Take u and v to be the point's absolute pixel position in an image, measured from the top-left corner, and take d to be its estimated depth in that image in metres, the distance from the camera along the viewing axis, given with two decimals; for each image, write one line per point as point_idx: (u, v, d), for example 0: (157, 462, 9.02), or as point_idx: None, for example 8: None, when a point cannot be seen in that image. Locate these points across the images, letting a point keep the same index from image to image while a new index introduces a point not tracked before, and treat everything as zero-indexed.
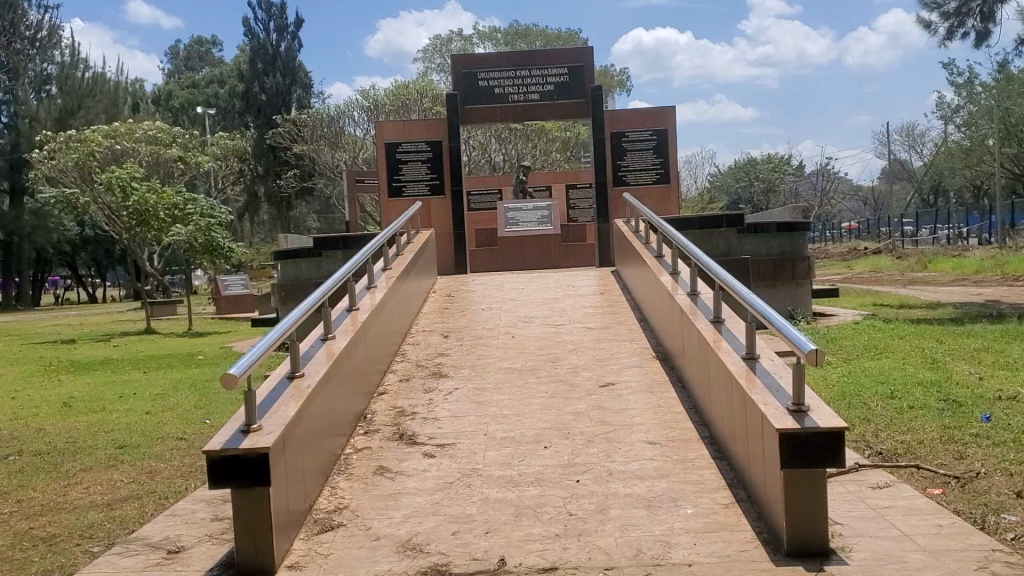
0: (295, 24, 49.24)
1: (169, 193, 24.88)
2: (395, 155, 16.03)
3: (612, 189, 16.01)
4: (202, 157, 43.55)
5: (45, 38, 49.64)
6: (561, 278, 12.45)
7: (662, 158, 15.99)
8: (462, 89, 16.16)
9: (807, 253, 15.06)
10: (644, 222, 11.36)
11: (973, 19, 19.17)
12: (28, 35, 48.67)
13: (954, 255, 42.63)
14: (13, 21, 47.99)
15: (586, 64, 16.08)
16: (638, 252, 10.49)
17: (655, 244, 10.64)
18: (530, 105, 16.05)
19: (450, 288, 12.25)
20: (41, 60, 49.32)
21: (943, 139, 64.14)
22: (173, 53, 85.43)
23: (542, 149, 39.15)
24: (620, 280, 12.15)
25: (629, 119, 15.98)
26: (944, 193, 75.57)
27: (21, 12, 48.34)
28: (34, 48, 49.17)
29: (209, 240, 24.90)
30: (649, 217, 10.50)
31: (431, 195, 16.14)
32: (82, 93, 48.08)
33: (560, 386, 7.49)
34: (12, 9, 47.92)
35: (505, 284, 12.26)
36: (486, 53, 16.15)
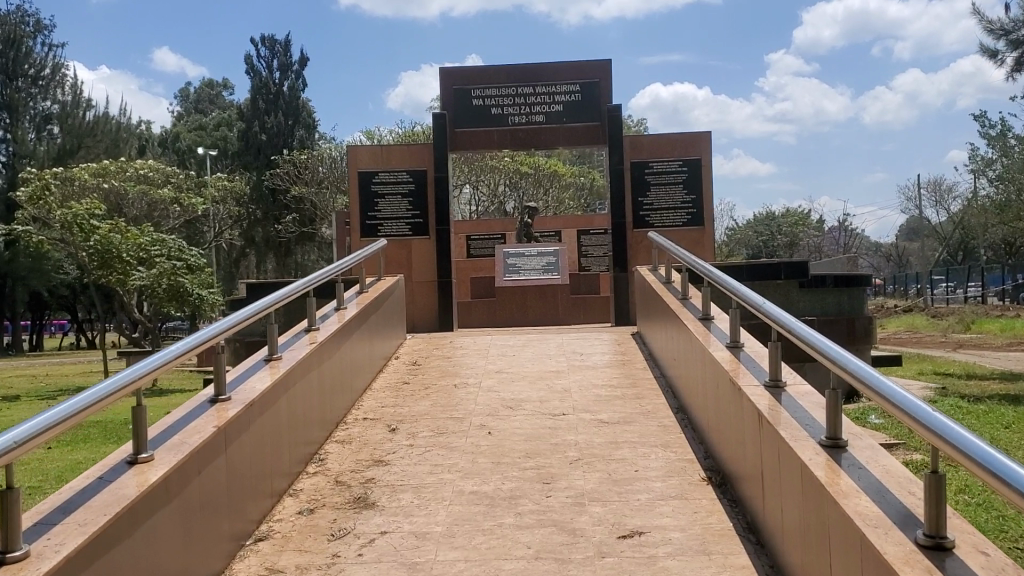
0: (300, 62, 47.05)
1: (134, 232, 22.14)
2: (371, 186, 13.26)
3: (632, 231, 13.12)
4: (198, 200, 41.18)
5: (49, 76, 47.21)
6: (568, 341, 9.52)
7: (693, 194, 13.14)
8: (452, 109, 13.40)
9: (868, 311, 12.05)
10: (683, 270, 8.37)
11: None
12: (31, 73, 46.32)
13: (998, 316, 39.40)
14: (14, 58, 45.58)
15: (603, 79, 13.29)
16: (678, 311, 7.47)
17: (699, 301, 7.64)
18: (535, 130, 13.29)
19: (420, 352, 9.31)
20: (43, 99, 46.95)
21: (973, 196, 61.28)
22: (181, 96, 83.45)
23: (554, 196, 36.52)
24: (644, 346, 9.16)
25: (653, 146, 13.18)
26: (973, 252, 72.46)
27: (25, 49, 46.07)
28: (35, 87, 46.61)
29: (173, 286, 22.09)
30: (700, 265, 7.50)
31: (412, 235, 13.29)
32: (81, 133, 45.69)
33: (555, 537, 4.51)
34: (14, 45, 45.71)
35: (494, 347, 9.32)
36: (483, 67, 13.43)
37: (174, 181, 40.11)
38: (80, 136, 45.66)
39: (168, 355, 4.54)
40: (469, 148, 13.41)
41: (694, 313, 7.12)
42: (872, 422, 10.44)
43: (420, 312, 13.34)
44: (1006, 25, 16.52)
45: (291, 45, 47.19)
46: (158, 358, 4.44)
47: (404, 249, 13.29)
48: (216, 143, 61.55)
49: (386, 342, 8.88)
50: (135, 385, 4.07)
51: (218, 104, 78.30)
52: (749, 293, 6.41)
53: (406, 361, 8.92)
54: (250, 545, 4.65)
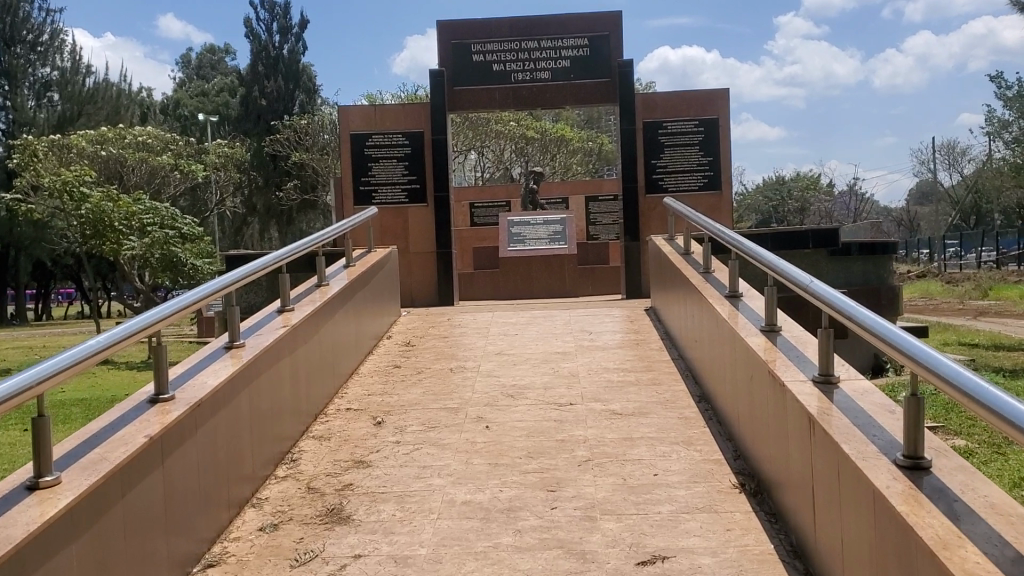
0: (300, 25, 45.93)
1: (125, 200, 21.32)
2: (364, 149, 12.44)
3: (645, 197, 12.29)
4: (198, 167, 40.31)
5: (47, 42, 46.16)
6: (576, 317, 8.72)
7: (710, 156, 12.27)
8: (450, 66, 12.53)
9: (895, 281, 11.25)
10: (706, 240, 7.52)
11: None
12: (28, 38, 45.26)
13: (1016, 283, 38.49)
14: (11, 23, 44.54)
15: (613, 32, 12.38)
16: (702, 285, 6.63)
17: (725, 275, 6.79)
18: (539, 87, 12.41)
19: (415, 330, 8.54)
20: (41, 65, 45.90)
21: (988, 159, 59.99)
22: (183, 62, 82.15)
23: (562, 161, 35.60)
24: (660, 323, 8.35)
25: (667, 106, 12.31)
26: (986, 217, 71.21)
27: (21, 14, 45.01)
28: (33, 53, 45.49)
29: (167, 255, 21.28)
30: (729, 235, 6.65)
31: (408, 202, 12.49)
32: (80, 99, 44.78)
33: (560, 562, 3.77)
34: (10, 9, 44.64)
35: (496, 324, 8.54)
36: (484, 20, 12.52)
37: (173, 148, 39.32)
38: (81, 103, 44.63)
39: (94, 345, 3.71)
40: (469, 108, 12.56)
41: (720, 288, 6.26)
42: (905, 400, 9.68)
43: (418, 284, 12.56)
44: None
45: (292, 8, 46.04)
46: (79, 350, 3.62)
47: (400, 218, 12.51)
48: (217, 110, 60.51)
49: (376, 320, 8.07)
50: (44, 387, 3.26)
51: (220, 70, 77.08)
52: (787, 265, 5.54)
53: (400, 341, 8.14)
54: (197, 572, 3.90)
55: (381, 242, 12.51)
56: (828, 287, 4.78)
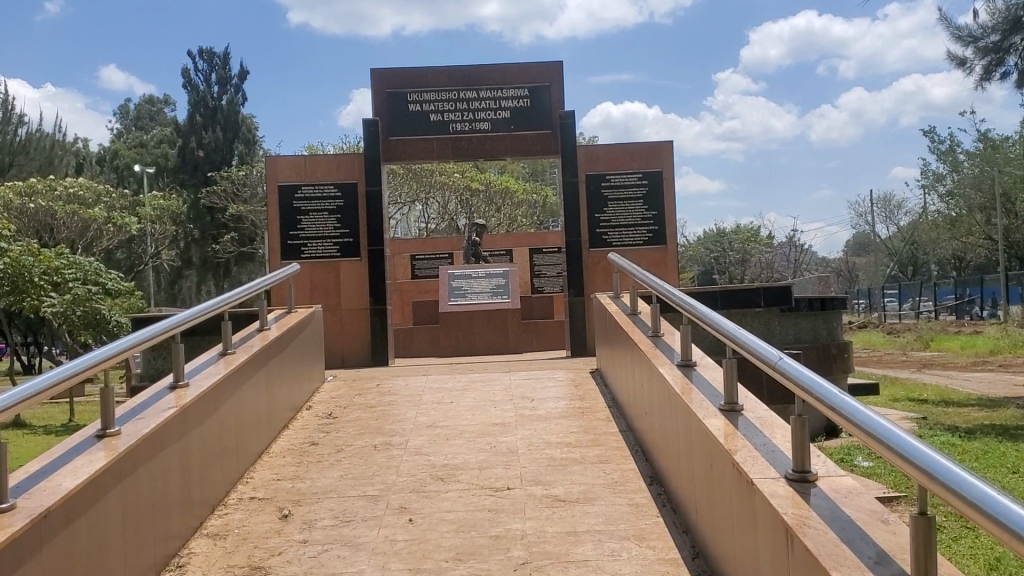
0: (239, 75, 45.23)
1: (46, 253, 20.15)
2: (293, 201, 11.77)
3: (588, 251, 11.77)
4: (133, 220, 39.09)
5: None
6: (516, 380, 8.05)
7: (654, 210, 11.82)
8: (385, 115, 11.94)
9: (842, 339, 10.89)
10: (653, 299, 6.93)
11: (1016, 56, 14.66)
12: None
13: (957, 334, 38.76)
14: None
15: (554, 82, 11.94)
16: (650, 347, 6.01)
17: (675, 338, 6.19)
18: (478, 138, 11.89)
19: (340, 399, 7.80)
20: None
21: (923, 211, 61.10)
22: (121, 113, 80.64)
23: (507, 213, 35.15)
24: (605, 387, 7.72)
25: (610, 158, 11.85)
26: (923, 267, 72.47)
27: None
28: None
29: (90, 312, 20.22)
30: (677, 296, 6.04)
31: (341, 256, 11.80)
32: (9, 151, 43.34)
33: None
34: None
35: (428, 390, 7.82)
36: (419, 68, 12.01)
37: (105, 201, 38.10)
38: (13, 154, 42.95)
39: None
40: (405, 159, 11.98)
41: (670, 354, 5.63)
42: (863, 464, 9.14)
43: (350, 342, 11.80)
44: (974, 33, 14.83)
45: (231, 58, 45.38)
46: None
47: (332, 272, 11.81)
48: (154, 160, 59.25)
49: (293, 389, 7.29)
50: None
51: (159, 120, 75.88)
52: (740, 328, 4.91)
53: (321, 412, 7.38)
54: None
55: (311, 298, 11.79)
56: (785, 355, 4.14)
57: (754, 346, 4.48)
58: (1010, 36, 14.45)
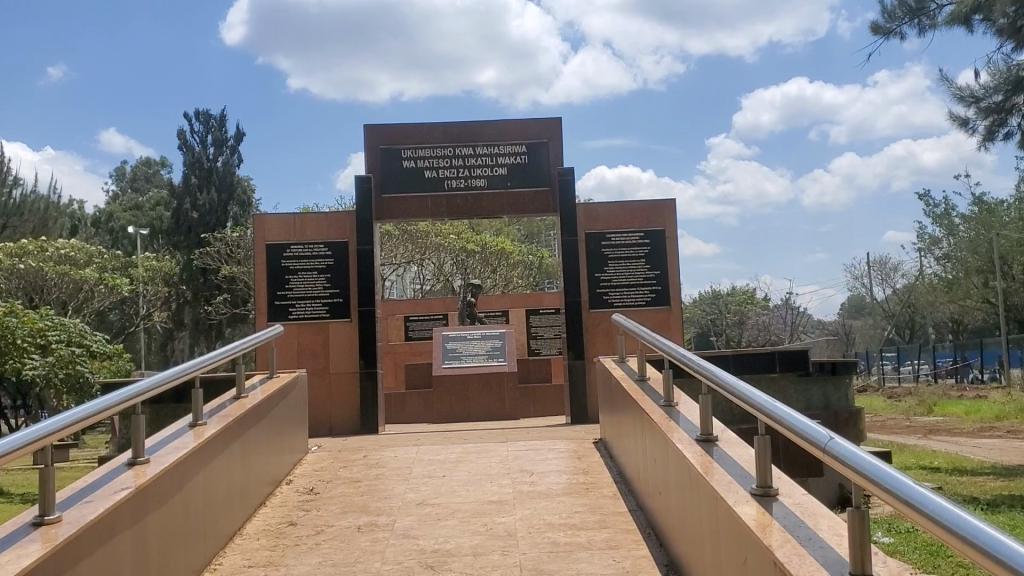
0: (235, 137, 45.20)
1: (30, 314, 19.52)
2: (281, 260, 11.30)
3: (589, 313, 11.27)
4: (124, 281, 38.57)
5: None
6: (513, 451, 7.47)
7: (657, 270, 11.35)
8: (378, 171, 11.54)
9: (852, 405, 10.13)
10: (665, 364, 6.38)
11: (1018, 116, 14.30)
12: None
13: (959, 398, 38.15)
14: None
15: (552, 138, 11.56)
16: (665, 417, 5.44)
17: (691, 407, 5.63)
18: (474, 196, 11.51)
19: (324, 472, 7.21)
20: None
21: (919, 274, 60.91)
22: (117, 175, 80.69)
23: (502, 274, 34.76)
24: (610, 459, 7.13)
25: (610, 215, 11.42)
26: (921, 330, 71.94)
27: None
28: None
29: (73, 376, 19.65)
30: (693, 361, 5.50)
31: (330, 317, 11.27)
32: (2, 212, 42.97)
33: None
34: None
35: (418, 462, 7.24)
36: (414, 124, 11.64)
37: (96, 262, 37.62)
38: (6, 215, 42.55)
39: None
40: (399, 217, 11.56)
41: (687, 426, 5.07)
42: (886, 542, 8.51)
43: (337, 407, 11.20)
44: (976, 94, 14.45)
45: (227, 120, 45.40)
46: None
47: (320, 334, 11.28)
48: (148, 221, 58.81)
49: (272, 460, 6.71)
50: None
51: (156, 181, 75.60)
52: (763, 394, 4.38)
53: (301, 487, 6.78)
54: None
55: (299, 361, 11.24)
56: (815, 423, 3.62)
57: (780, 412, 3.96)
58: (1012, 96, 14.02)
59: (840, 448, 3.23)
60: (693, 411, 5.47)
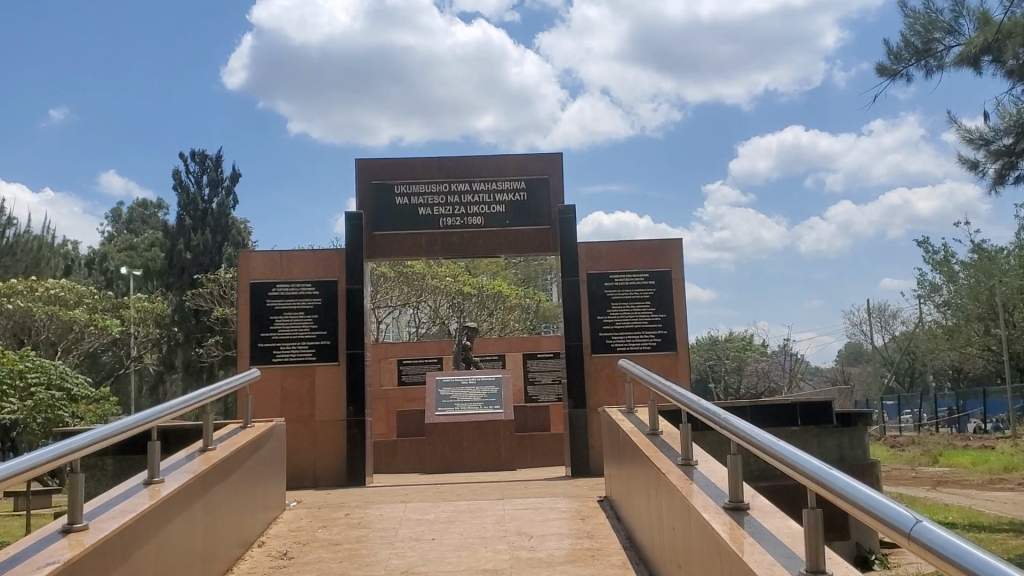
0: (231, 178, 44.88)
1: (10, 356, 18.64)
2: (266, 300, 10.70)
3: (590, 358, 10.65)
4: (115, 323, 37.86)
5: None
6: (510, 510, 6.80)
7: (662, 312, 10.76)
8: (370, 207, 10.99)
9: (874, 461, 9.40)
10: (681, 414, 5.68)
11: None
12: None
13: (962, 447, 37.48)
14: None
15: (553, 174, 11.04)
16: (684, 479, 4.73)
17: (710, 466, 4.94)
18: (470, 234, 10.97)
19: (299, 534, 6.52)
20: None
21: (919, 321, 60.41)
22: (114, 216, 80.30)
23: (499, 318, 34.20)
24: (616, 521, 6.44)
25: (613, 255, 10.86)
26: (922, 378, 71.22)
27: None
28: None
29: (52, 420, 18.96)
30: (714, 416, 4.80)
31: (317, 361, 10.65)
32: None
33: None
34: None
35: (405, 522, 6.56)
36: (408, 158, 11.11)
37: (87, 302, 37.09)
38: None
39: None
40: (391, 255, 10.96)
41: (711, 489, 4.40)
42: None
43: (322, 458, 10.53)
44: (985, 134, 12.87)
45: (223, 161, 45.05)
46: None
47: (305, 380, 10.63)
48: (142, 261, 58.14)
49: (241, 518, 6.03)
50: None
51: (151, 221, 75.07)
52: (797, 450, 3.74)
53: (275, 551, 6.09)
54: None
55: (282, 409, 10.60)
56: (870, 488, 2.98)
57: (822, 471, 3.31)
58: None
59: (919, 535, 2.54)
60: (716, 469, 4.81)
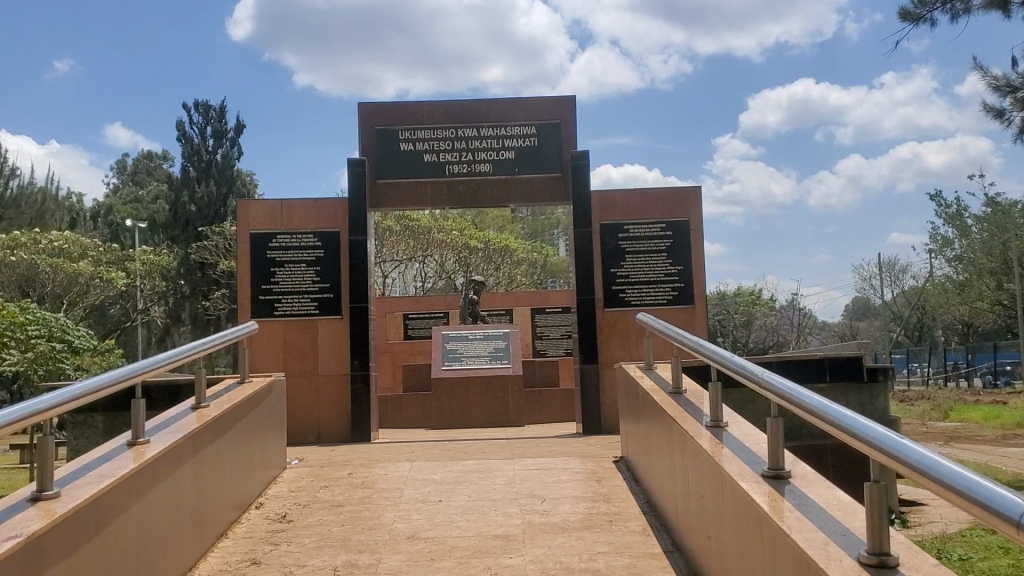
0: (235, 129, 44.29)
1: (10, 308, 18.47)
2: (266, 251, 10.29)
3: (603, 312, 10.26)
4: (120, 276, 37.58)
5: None
6: (520, 471, 6.42)
7: (679, 264, 10.32)
8: (373, 154, 10.53)
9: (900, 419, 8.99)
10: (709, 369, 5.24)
11: None
12: None
13: (972, 403, 37.21)
14: None
15: (565, 119, 10.55)
16: (715, 442, 4.31)
17: (743, 427, 4.53)
18: (478, 182, 10.51)
19: (300, 494, 6.17)
20: None
21: (929, 276, 59.82)
22: (119, 168, 79.68)
23: (506, 271, 33.80)
24: (634, 483, 6.06)
25: (628, 206, 10.40)
26: (930, 335, 70.79)
27: None
28: None
29: (54, 373, 18.76)
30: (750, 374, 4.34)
31: (320, 314, 10.27)
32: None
33: None
34: None
35: (409, 483, 6.19)
36: (413, 103, 10.62)
37: (91, 254, 36.77)
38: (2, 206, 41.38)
39: None
40: (395, 205, 10.53)
41: (746, 454, 4.00)
42: None
43: (326, 412, 10.21)
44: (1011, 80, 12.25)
45: (227, 112, 44.44)
46: None
47: (308, 334, 10.27)
48: (148, 214, 57.71)
49: (237, 479, 5.66)
50: None
51: (157, 173, 74.46)
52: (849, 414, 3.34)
53: (273, 514, 5.73)
54: None
55: (284, 364, 10.25)
56: (928, 451, 2.52)
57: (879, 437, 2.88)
58: None
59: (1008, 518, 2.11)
60: (749, 432, 4.40)
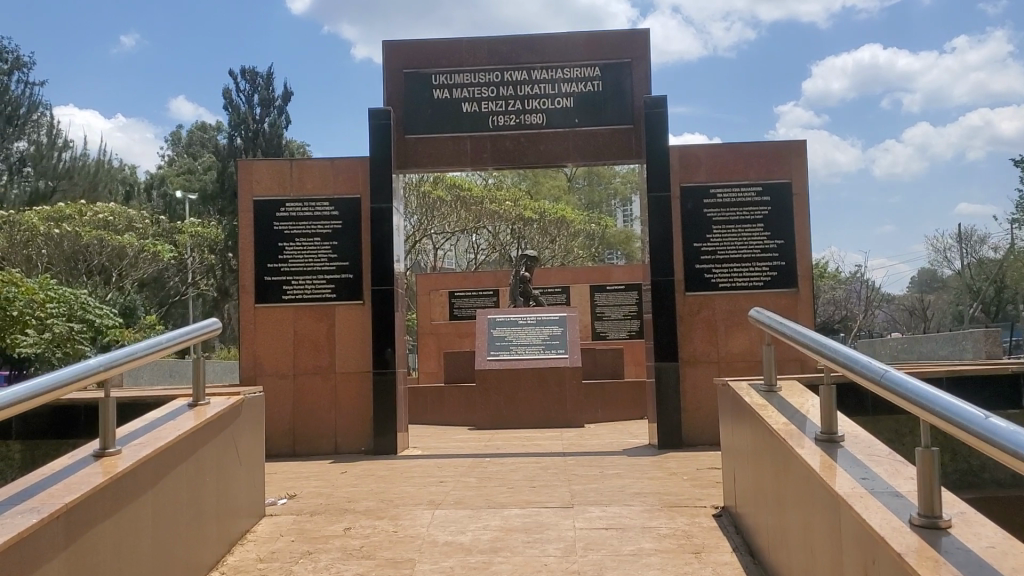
0: (283, 96, 42.63)
1: (28, 285, 17.17)
2: (272, 220, 8.52)
3: (684, 296, 8.31)
4: (168, 248, 36.30)
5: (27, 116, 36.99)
6: (583, 532, 4.53)
7: (778, 238, 8.28)
8: (401, 102, 8.67)
9: None
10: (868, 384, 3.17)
11: None
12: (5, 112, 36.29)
13: None
14: None
15: (637, 57, 8.56)
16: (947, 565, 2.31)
17: (978, 526, 2.55)
18: (530, 137, 8.60)
19: (272, 566, 4.35)
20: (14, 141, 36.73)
21: (1009, 249, 56.25)
22: (173, 140, 78.16)
23: (562, 244, 31.87)
24: (748, 563, 4.13)
25: (715, 164, 8.40)
26: (1006, 311, 67.17)
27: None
28: (9, 128, 36.46)
29: (72, 355, 17.49)
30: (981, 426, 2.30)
31: (337, 299, 8.49)
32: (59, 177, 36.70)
33: None
34: None
35: (423, 550, 4.33)
36: (447, 41, 8.71)
37: (137, 226, 35.39)
38: (57, 179, 36.50)
39: None
40: (427, 165, 8.64)
41: None
42: None
43: (344, 418, 8.46)
44: None
45: (274, 79, 42.90)
46: None
47: (323, 323, 8.50)
48: (199, 186, 56.46)
49: (167, 555, 3.83)
50: None
51: (209, 145, 73.35)
52: None
53: None
54: None
55: (295, 359, 8.50)
56: None
57: None
58: None
59: None
60: (1004, 547, 2.42)
